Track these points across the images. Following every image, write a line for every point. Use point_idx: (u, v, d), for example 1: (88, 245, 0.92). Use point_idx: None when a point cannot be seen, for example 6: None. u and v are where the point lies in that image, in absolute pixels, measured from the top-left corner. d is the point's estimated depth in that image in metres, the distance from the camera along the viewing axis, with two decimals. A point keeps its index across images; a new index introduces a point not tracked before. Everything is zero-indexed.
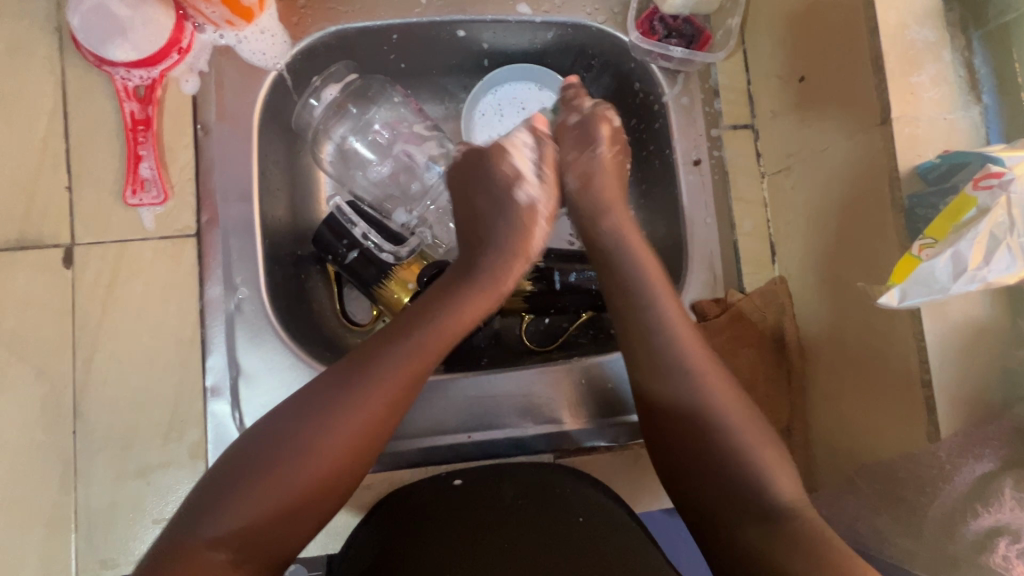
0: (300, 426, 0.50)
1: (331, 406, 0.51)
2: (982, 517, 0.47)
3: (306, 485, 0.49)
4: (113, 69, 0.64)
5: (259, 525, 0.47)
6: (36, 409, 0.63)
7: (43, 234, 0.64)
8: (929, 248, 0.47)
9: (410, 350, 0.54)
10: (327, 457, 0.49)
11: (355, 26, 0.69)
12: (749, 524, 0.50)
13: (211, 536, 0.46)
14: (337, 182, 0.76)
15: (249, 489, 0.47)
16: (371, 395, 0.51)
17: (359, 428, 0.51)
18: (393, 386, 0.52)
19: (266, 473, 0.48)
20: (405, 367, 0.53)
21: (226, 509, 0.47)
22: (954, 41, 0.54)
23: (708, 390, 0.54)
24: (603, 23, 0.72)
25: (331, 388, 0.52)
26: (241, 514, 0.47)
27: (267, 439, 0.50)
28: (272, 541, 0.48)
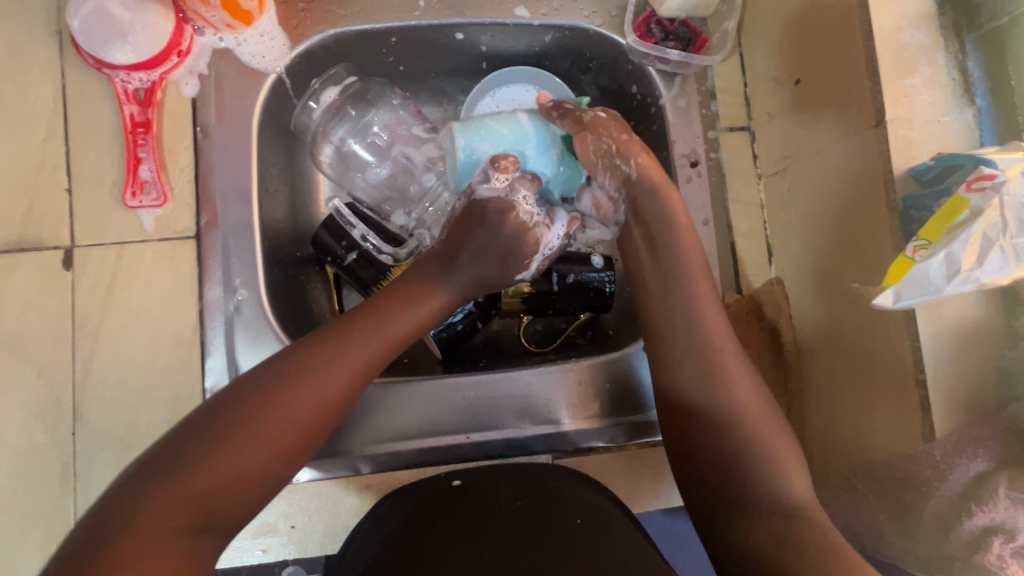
0: (260, 398, 0.50)
1: (291, 377, 0.51)
2: (976, 517, 0.48)
3: (262, 455, 0.49)
4: (113, 71, 0.65)
5: (206, 493, 0.46)
6: (36, 410, 0.63)
7: (44, 236, 0.65)
8: (923, 249, 0.47)
9: (370, 327, 0.56)
10: (279, 422, 0.50)
11: (354, 30, 0.70)
12: (745, 519, 0.51)
13: (162, 505, 0.45)
14: (336, 184, 0.77)
15: (204, 457, 0.47)
16: (330, 367, 0.53)
17: (313, 397, 0.52)
18: (352, 361, 0.54)
19: (221, 442, 0.48)
20: (366, 343, 0.55)
21: (180, 478, 0.46)
22: (949, 44, 0.54)
23: (709, 388, 0.56)
24: (601, 26, 0.72)
25: (291, 360, 0.53)
26: (193, 481, 0.46)
27: (224, 408, 0.49)
28: (214, 507, 0.47)
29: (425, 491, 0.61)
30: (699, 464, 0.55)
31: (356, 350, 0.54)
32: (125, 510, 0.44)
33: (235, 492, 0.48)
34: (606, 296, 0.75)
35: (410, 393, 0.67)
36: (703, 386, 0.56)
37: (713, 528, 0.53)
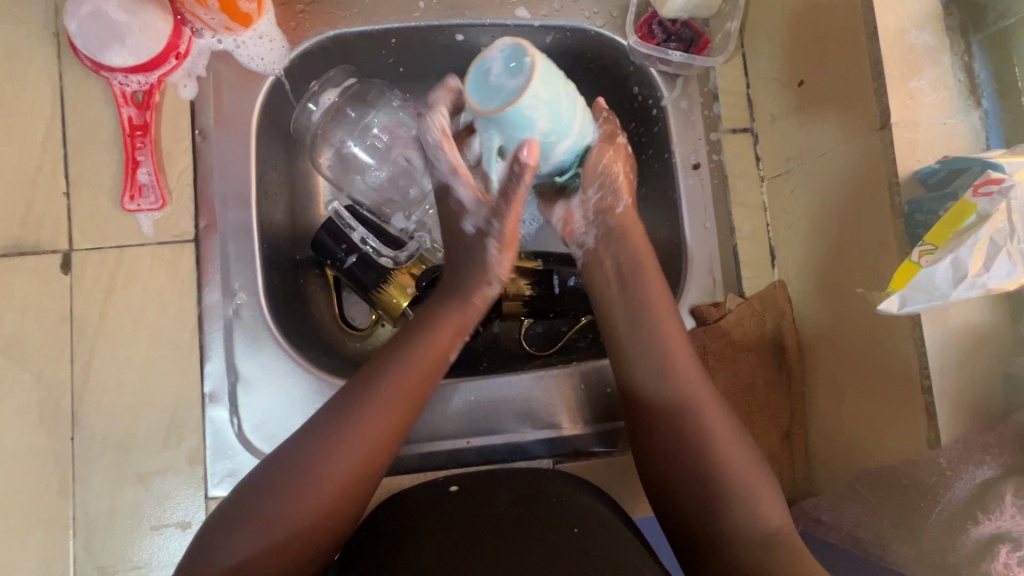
0: (293, 470, 0.50)
1: (334, 437, 0.51)
2: (982, 525, 0.46)
3: (314, 520, 0.49)
4: (111, 74, 0.64)
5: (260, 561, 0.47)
6: (35, 415, 0.62)
7: (41, 240, 0.64)
8: (929, 254, 0.46)
9: (404, 376, 0.55)
10: (323, 491, 0.50)
11: (353, 31, 0.70)
12: (739, 527, 0.51)
13: (225, 568, 0.47)
14: (335, 187, 0.76)
15: (261, 520, 0.48)
16: (369, 423, 0.52)
17: (354, 460, 0.51)
18: (389, 414, 0.53)
19: (275, 505, 0.49)
20: (401, 394, 0.54)
21: (240, 539, 0.48)
22: (954, 45, 0.53)
23: (700, 395, 0.56)
24: (602, 27, 0.72)
25: (330, 416, 0.52)
26: (251, 546, 0.47)
27: (265, 477, 0.50)
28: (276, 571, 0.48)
29: (420, 496, 0.59)
30: (681, 473, 0.54)
31: (392, 403, 0.54)
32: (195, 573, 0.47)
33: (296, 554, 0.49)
34: None
35: None
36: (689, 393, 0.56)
37: (705, 538, 0.51)
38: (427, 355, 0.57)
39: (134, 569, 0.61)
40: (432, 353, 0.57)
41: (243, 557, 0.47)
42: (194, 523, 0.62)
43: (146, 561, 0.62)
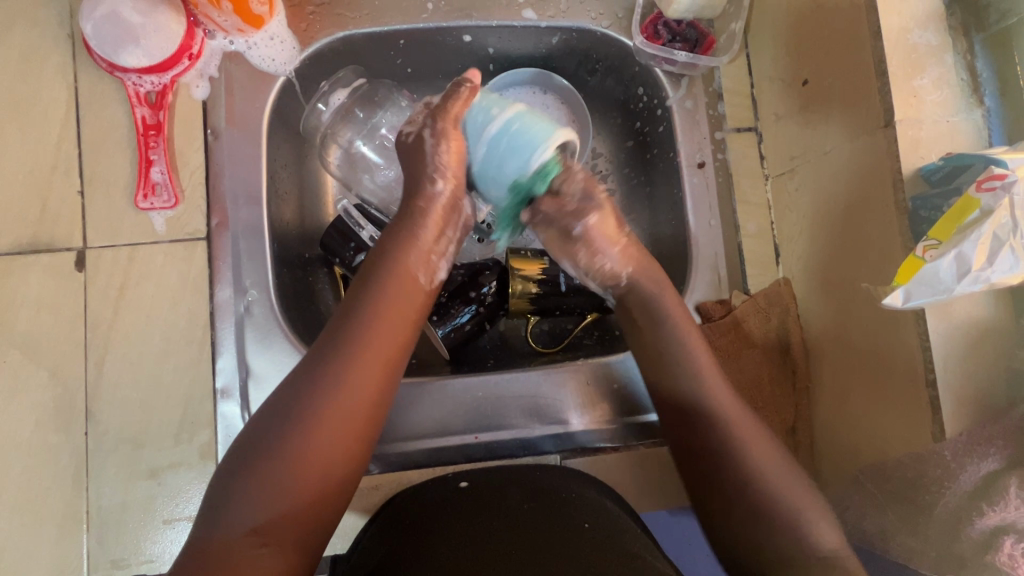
0: (285, 425, 0.50)
1: (320, 389, 0.51)
2: (987, 516, 0.47)
3: (314, 470, 0.49)
4: (125, 74, 0.65)
5: (274, 522, 0.47)
6: (49, 410, 0.63)
7: (56, 238, 0.65)
8: (933, 249, 0.47)
9: (380, 322, 0.55)
10: (317, 441, 0.50)
11: (362, 32, 0.70)
12: (745, 514, 0.53)
13: (244, 539, 0.46)
14: (344, 186, 0.78)
15: (264, 484, 0.48)
16: (354, 371, 0.52)
17: (342, 403, 0.51)
18: (372, 358, 0.53)
19: (276, 468, 0.48)
20: (383, 340, 0.54)
21: (250, 508, 0.47)
22: (956, 45, 0.54)
23: (706, 391, 0.58)
24: (608, 28, 0.73)
25: (312, 372, 0.52)
26: (260, 509, 0.47)
27: (257, 438, 0.50)
28: (295, 529, 0.48)
29: (431, 491, 0.60)
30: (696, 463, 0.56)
31: (372, 349, 0.54)
32: (209, 551, 0.46)
33: (307, 510, 0.49)
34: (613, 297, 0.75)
35: (418, 393, 0.68)
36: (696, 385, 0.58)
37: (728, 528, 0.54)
38: (402, 298, 0.57)
39: (146, 563, 0.62)
40: (404, 295, 0.57)
41: (259, 523, 0.47)
42: None
43: (158, 554, 0.62)
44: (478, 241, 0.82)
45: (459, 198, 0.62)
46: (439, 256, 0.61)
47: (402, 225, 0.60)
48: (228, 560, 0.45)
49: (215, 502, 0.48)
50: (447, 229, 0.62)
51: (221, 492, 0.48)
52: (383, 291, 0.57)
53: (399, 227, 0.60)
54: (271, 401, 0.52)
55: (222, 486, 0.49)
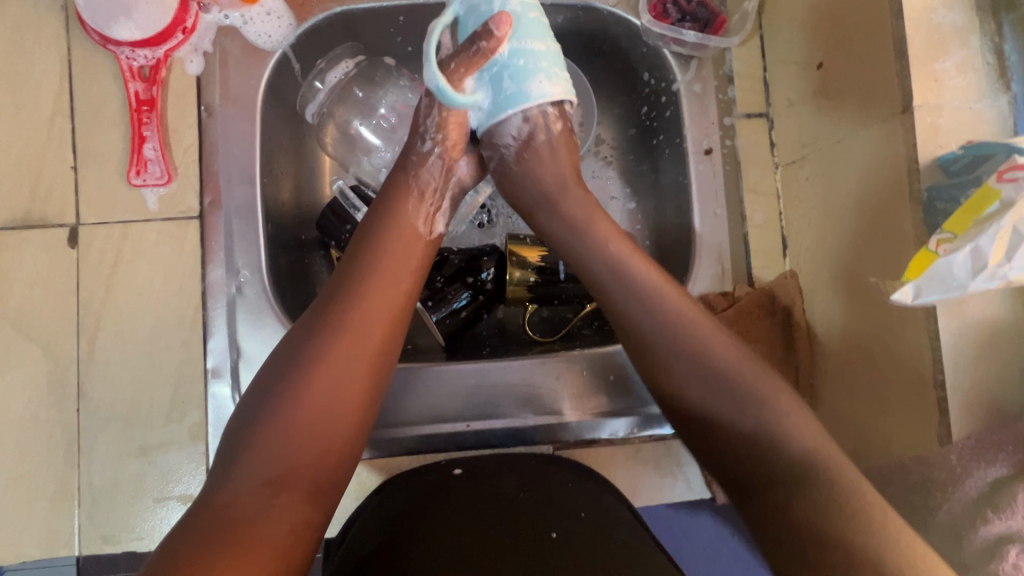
0: (295, 372, 0.49)
1: (323, 340, 0.50)
2: (993, 524, 0.44)
3: (325, 416, 0.48)
4: (117, 48, 0.64)
5: (289, 470, 0.46)
6: (42, 387, 0.63)
7: (48, 214, 0.65)
8: (947, 242, 0.45)
9: (381, 272, 0.54)
10: (330, 389, 0.49)
11: (361, 7, 0.68)
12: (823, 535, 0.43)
13: (255, 490, 0.45)
14: (341, 166, 0.76)
15: (276, 432, 0.47)
16: (360, 325, 0.51)
17: (352, 350, 0.50)
18: (377, 308, 0.52)
19: (288, 416, 0.47)
20: (386, 288, 0.54)
21: (265, 456, 0.46)
22: (984, 25, 0.50)
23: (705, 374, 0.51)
24: (614, 6, 0.70)
25: (314, 325, 0.51)
26: (275, 457, 0.46)
27: (265, 387, 0.49)
28: (308, 476, 0.47)
29: (425, 479, 0.59)
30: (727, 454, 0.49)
31: (378, 298, 0.53)
32: (219, 504, 0.44)
33: (320, 460, 0.48)
34: None
35: (409, 380, 0.66)
36: (683, 360, 0.52)
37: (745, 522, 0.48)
38: (402, 250, 0.56)
39: (137, 539, 0.63)
40: (408, 246, 0.57)
41: (274, 470, 0.46)
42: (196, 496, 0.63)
43: (149, 532, 0.63)
44: (478, 226, 0.80)
45: (449, 157, 0.61)
46: (436, 209, 0.60)
47: (402, 182, 0.60)
48: (235, 516, 0.44)
49: (225, 453, 0.47)
50: (439, 184, 0.61)
51: (234, 442, 0.47)
52: (384, 243, 0.56)
53: (394, 181, 0.60)
54: (280, 352, 0.51)
55: (232, 439, 0.48)
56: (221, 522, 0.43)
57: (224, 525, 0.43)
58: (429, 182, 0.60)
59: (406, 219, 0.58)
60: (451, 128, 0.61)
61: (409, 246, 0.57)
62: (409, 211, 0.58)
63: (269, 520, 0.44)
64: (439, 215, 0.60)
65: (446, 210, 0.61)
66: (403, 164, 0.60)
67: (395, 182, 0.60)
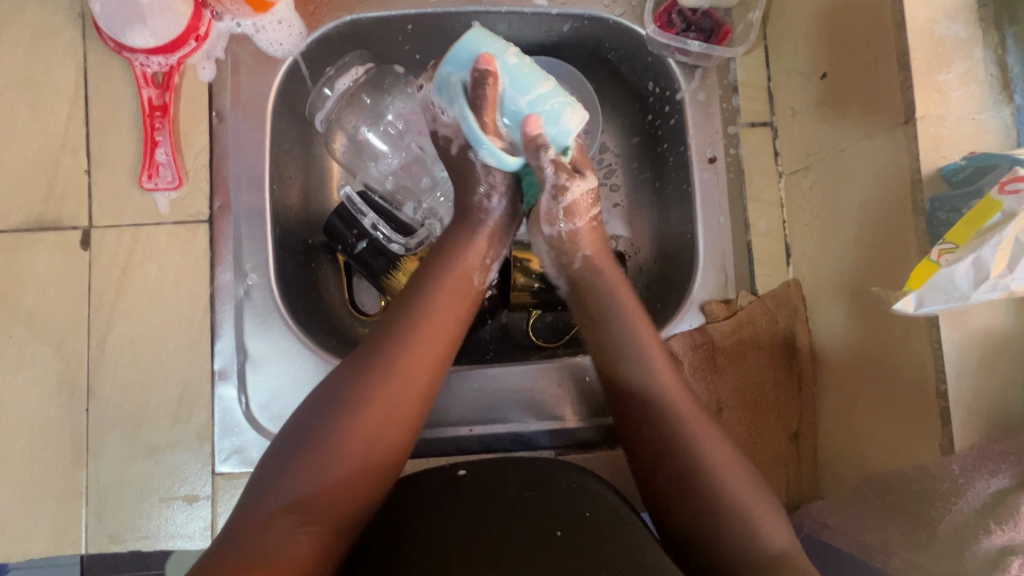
0: (346, 403, 0.51)
1: (375, 374, 0.52)
2: (995, 535, 0.43)
3: (366, 451, 0.50)
4: (132, 54, 0.66)
5: (323, 496, 0.49)
6: (53, 386, 0.64)
7: (62, 216, 0.66)
8: (949, 253, 0.45)
9: (437, 313, 0.56)
10: (374, 425, 0.51)
11: (369, 16, 0.69)
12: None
13: (288, 510, 0.48)
14: (348, 172, 0.76)
15: (312, 463, 0.49)
16: (412, 364, 0.53)
17: (401, 389, 0.52)
18: (425, 356, 0.54)
19: (327, 449, 0.49)
20: (435, 336, 0.55)
21: (304, 474, 0.49)
22: (987, 38, 0.51)
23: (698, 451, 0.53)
24: (620, 16, 0.70)
25: (367, 357, 0.53)
26: (313, 482, 0.48)
27: (314, 411, 0.51)
28: (341, 504, 0.49)
29: (432, 480, 0.58)
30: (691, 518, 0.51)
31: (431, 340, 0.55)
32: (249, 525, 0.47)
33: (350, 497, 0.50)
34: None
35: None
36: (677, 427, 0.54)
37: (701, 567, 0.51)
38: (454, 299, 0.58)
39: (142, 539, 0.63)
40: (460, 291, 0.59)
41: (308, 495, 0.48)
42: (202, 496, 0.64)
43: (154, 531, 0.63)
44: None
45: (507, 212, 0.65)
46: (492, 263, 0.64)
47: (468, 232, 0.63)
48: (267, 533, 0.46)
49: (263, 476, 0.49)
50: (502, 238, 0.65)
51: (276, 458, 0.49)
52: (441, 285, 0.58)
53: (459, 231, 0.63)
54: (334, 377, 0.53)
55: (276, 454, 0.50)
56: (251, 535, 0.46)
57: (255, 541, 0.46)
58: (490, 237, 0.64)
59: (462, 265, 0.60)
60: (497, 177, 0.64)
61: (462, 287, 0.59)
62: (468, 259, 0.61)
63: (298, 540, 0.47)
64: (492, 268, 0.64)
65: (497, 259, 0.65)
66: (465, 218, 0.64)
67: (459, 230, 0.63)
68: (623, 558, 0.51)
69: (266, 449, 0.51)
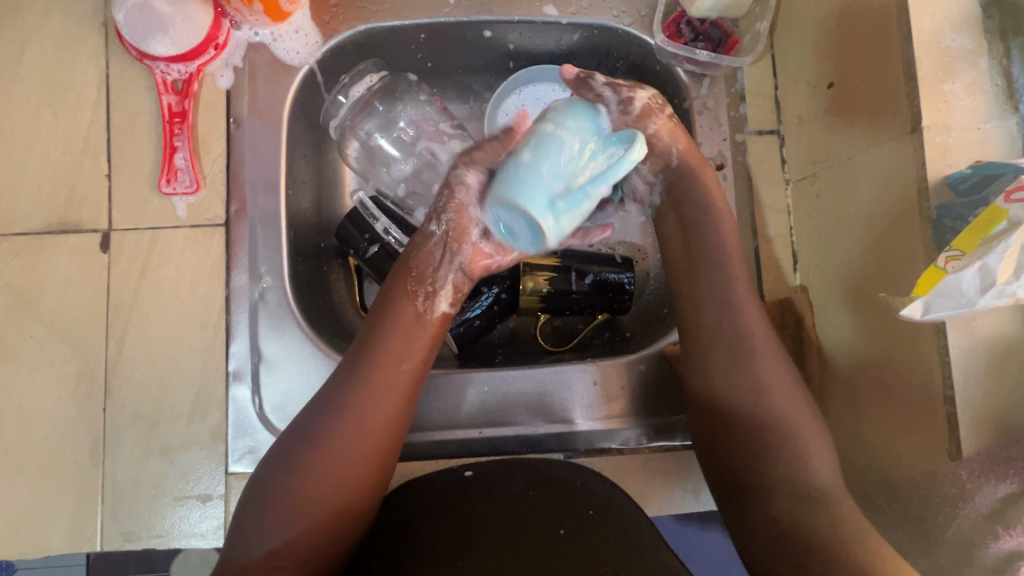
0: (302, 453, 0.52)
1: (328, 423, 0.53)
2: (1004, 540, 0.45)
3: (324, 499, 0.51)
4: (153, 62, 0.67)
5: (288, 545, 0.50)
6: (71, 385, 0.66)
7: (83, 219, 0.68)
8: (955, 260, 0.46)
9: (389, 354, 0.56)
10: (331, 475, 0.52)
11: (384, 25, 0.70)
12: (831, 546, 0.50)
13: (262, 558, 0.49)
14: (361, 178, 0.78)
15: (275, 515, 0.50)
16: (364, 409, 0.54)
17: (354, 433, 0.53)
18: (378, 394, 0.55)
19: (291, 490, 0.51)
20: (388, 374, 0.56)
21: (271, 525, 0.50)
22: (992, 49, 0.52)
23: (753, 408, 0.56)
24: (630, 25, 0.72)
25: (324, 404, 0.54)
26: (279, 533, 0.50)
27: (274, 461, 0.53)
28: (309, 552, 0.50)
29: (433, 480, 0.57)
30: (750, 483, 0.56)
31: (381, 382, 0.55)
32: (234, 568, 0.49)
33: (317, 540, 0.51)
34: (625, 297, 0.75)
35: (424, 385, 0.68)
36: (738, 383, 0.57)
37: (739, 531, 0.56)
38: (407, 335, 0.58)
39: (156, 537, 0.64)
40: (412, 329, 0.58)
41: (274, 545, 0.50)
42: (215, 495, 0.65)
43: (168, 530, 0.64)
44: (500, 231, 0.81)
45: (456, 240, 0.60)
46: (437, 293, 0.60)
47: (406, 264, 0.60)
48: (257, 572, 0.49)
49: (240, 524, 0.51)
50: (451, 258, 0.60)
51: (249, 510, 0.51)
52: (390, 325, 0.58)
53: (401, 264, 0.61)
54: (294, 426, 0.54)
55: (249, 504, 0.52)
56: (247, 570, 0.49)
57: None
58: (429, 266, 0.60)
59: (411, 304, 0.59)
60: (465, 212, 0.59)
61: (413, 327, 0.58)
62: (411, 294, 0.59)
63: None
64: (439, 296, 0.60)
65: (448, 288, 0.61)
66: (409, 245, 0.61)
67: (403, 261, 0.61)
68: (627, 557, 0.52)
69: (243, 494, 0.53)
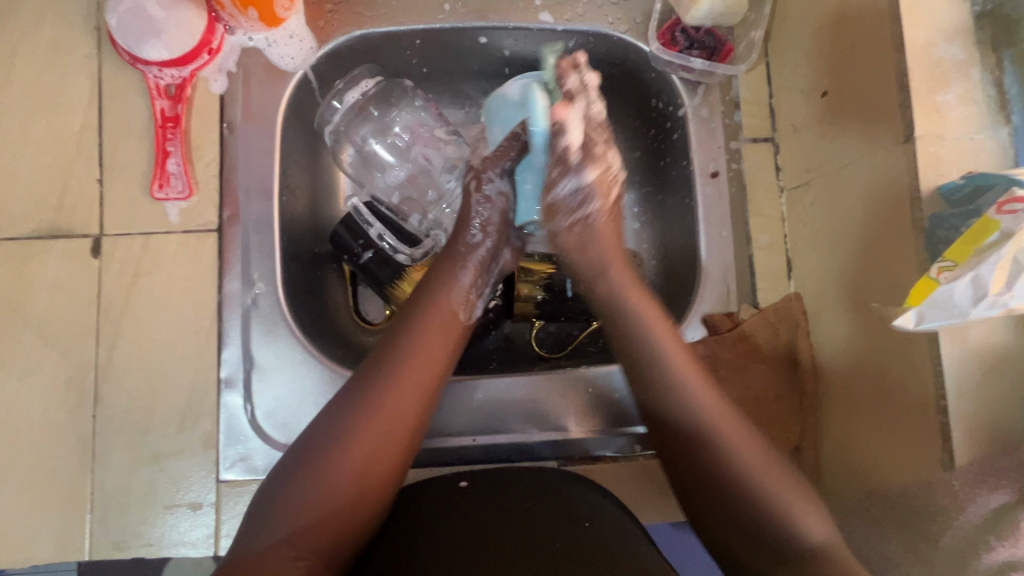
0: (333, 438, 0.52)
1: (362, 408, 0.53)
2: (995, 551, 0.45)
3: (352, 483, 0.51)
4: (146, 67, 0.66)
5: (313, 530, 0.49)
6: (60, 392, 0.65)
7: (73, 225, 0.67)
8: (948, 271, 0.46)
9: (423, 345, 0.58)
10: (360, 459, 0.51)
11: (379, 31, 0.70)
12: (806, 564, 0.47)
13: (276, 546, 0.48)
14: (356, 183, 0.77)
15: (300, 500, 0.49)
16: (397, 397, 0.54)
17: (387, 420, 0.53)
18: (413, 389, 0.55)
19: (318, 475, 0.50)
20: (422, 365, 0.57)
21: (293, 511, 0.49)
22: (984, 59, 0.52)
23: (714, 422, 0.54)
24: (625, 33, 0.72)
25: (356, 391, 0.54)
26: (300, 518, 0.49)
27: (302, 448, 0.52)
28: (332, 538, 0.49)
29: (432, 489, 0.58)
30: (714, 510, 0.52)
31: (416, 372, 0.56)
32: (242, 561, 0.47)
33: (342, 525, 0.50)
34: None
35: None
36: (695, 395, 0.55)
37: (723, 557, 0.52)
38: (441, 328, 0.59)
39: (146, 546, 0.63)
40: (446, 326, 0.60)
41: (295, 530, 0.48)
42: (205, 504, 0.64)
43: (157, 539, 0.64)
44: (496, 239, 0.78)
45: (497, 248, 0.66)
46: (476, 295, 0.64)
47: (447, 270, 0.63)
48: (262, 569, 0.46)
49: (254, 517, 0.50)
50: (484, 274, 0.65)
51: (266, 501, 0.50)
52: (426, 319, 0.59)
53: (442, 266, 0.64)
54: (324, 414, 0.54)
55: (266, 497, 0.50)
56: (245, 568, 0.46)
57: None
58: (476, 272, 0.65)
59: (448, 302, 0.61)
60: (497, 221, 0.66)
61: (448, 323, 0.60)
62: (453, 296, 0.62)
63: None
64: (477, 300, 0.64)
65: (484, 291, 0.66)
66: (451, 253, 0.65)
67: (446, 264, 0.64)
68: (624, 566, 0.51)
69: (256, 492, 0.52)
